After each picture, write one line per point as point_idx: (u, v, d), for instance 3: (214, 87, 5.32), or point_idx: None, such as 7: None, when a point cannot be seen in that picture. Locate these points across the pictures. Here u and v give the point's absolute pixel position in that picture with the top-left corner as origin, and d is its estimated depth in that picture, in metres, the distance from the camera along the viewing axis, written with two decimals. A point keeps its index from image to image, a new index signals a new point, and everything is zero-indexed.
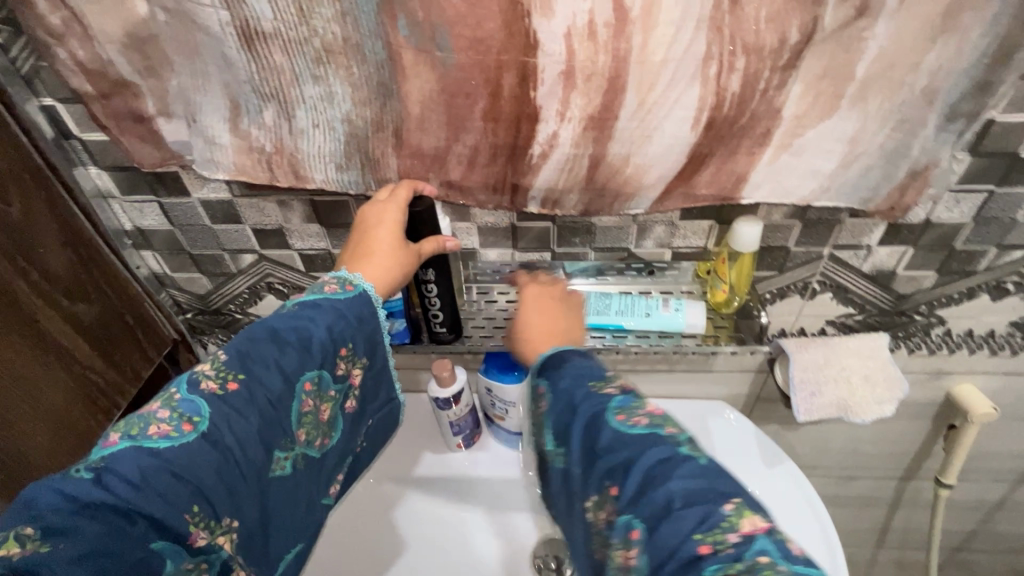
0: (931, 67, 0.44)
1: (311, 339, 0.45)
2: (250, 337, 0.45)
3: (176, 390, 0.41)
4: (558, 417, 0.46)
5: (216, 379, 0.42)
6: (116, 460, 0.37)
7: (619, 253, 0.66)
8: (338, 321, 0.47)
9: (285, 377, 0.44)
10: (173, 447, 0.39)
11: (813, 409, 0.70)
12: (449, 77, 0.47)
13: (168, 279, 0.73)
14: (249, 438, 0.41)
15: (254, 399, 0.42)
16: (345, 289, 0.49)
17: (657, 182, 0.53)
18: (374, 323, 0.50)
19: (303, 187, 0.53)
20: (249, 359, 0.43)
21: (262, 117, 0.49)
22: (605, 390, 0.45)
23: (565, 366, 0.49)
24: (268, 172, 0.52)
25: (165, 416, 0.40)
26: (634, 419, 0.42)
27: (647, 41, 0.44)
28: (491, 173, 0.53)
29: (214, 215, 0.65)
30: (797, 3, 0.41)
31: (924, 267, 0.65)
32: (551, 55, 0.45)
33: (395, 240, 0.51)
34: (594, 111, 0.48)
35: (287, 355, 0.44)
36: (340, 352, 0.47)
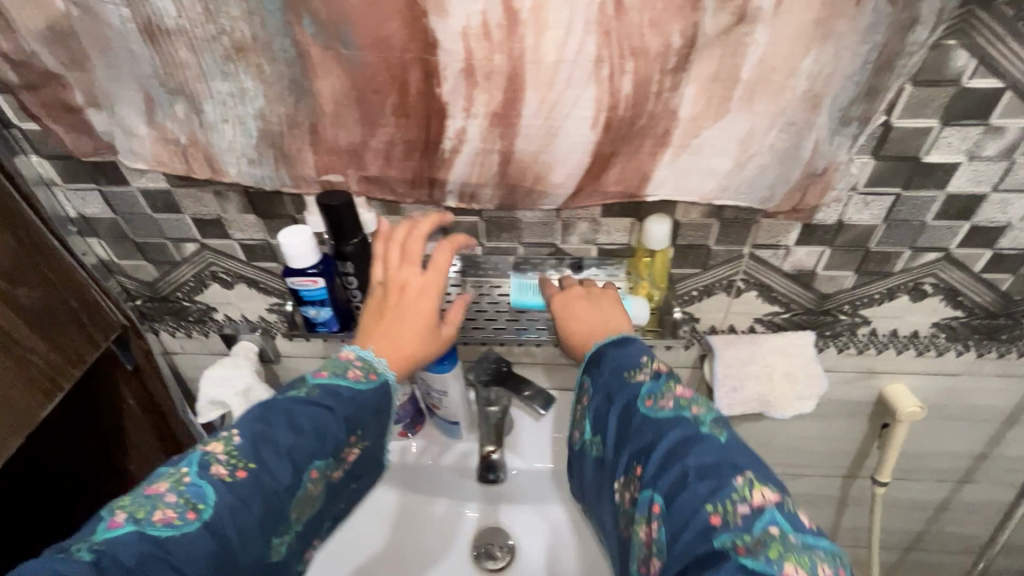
0: (809, 71, 0.46)
1: (327, 429, 0.48)
2: (265, 419, 0.47)
3: (186, 471, 0.45)
4: (597, 408, 0.52)
5: (227, 466, 0.45)
6: (118, 542, 0.40)
7: (546, 248, 0.68)
8: (355, 411, 0.50)
9: (294, 467, 0.46)
10: (173, 535, 0.42)
11: (735, 404, 0.74)
12: (356, 73, 0.49)
13: (116, 266, 0.75)
14: (248, 527, 0.44)
15: (258, 488, 0.45)
16: (367, 377, 0.51)
17: (565, 180, 0.55)
18: (386, 411, 0.53)
19: (220, 179, 0.55)
20: (264, 447, 0.46)
21: (175, 111, 0.50)
22: (638, 378, 0.51)
23: (603, 362, 0.54)
24: (186, 164, 0.54)
25: (172, 500, 0.43)
26: (661, 404, 0.48)
27: (539, 43, 0.46)
28: (408, 167, 0.55)
29: (155, 205, 0.67)
30: (677, 8, 0.43)
31: (843, 267, 0.67)
32: (451, 53, 0.47)
33: (429, 321, 0.54)
34: (497, 108, 0.50)
35: (298, 443, 0.46)
36: (352, 439, 0.50)
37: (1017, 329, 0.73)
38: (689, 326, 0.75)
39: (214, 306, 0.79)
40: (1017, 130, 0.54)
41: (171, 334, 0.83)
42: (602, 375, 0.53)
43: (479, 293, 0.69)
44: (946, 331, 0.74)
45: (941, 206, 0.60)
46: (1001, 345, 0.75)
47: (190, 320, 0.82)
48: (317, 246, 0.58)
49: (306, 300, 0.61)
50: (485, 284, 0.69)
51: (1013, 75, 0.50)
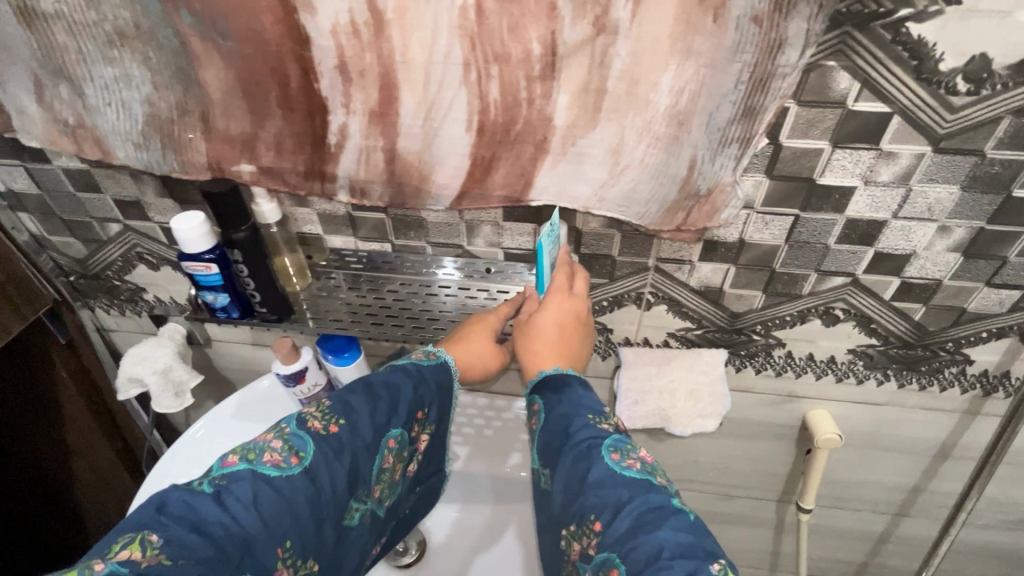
0: (670, 87, 0.46)
1: (401, 399, 0.53)
2: (350, 387, 0.52)
3: (285, 425, 0.48)
4: (548, 436, 0.53)
5: (322, 420, 0.48)
6: (234, 481, 0.44)
7: (454, 248, 0.68)
8: (422, 385, 0.55)
9: (378, 430, 0.50)
10: (280, 477, 0.45)
11: (636, 416, 0.78)
12: (237, 65, 0.50)
13: (48, 241, 0.77)
14: (340, 480, 0.47)
15: (350, 444, 0.49)
16: (429, 357, 0.58)
17: (449, 181, 0.55)
18: (447, 391, 0.59)
19: (111, 161, 0.57)
20: (352, 410, 0.50)
21: (61, 93, 0.53)
22: (602, 425, 0.52)
23: (564, 392, 0.56)
24: (76, 144, 0.57)
25: (277, 446, 0.46)
26: (628, 461, 0.49)
27: (407, 44, 0.46)
28: (299, 160, 0.56)
29: (76, 184, 0.69)
30: (534, 15, 0.43)
31: (750, 286, 0.66)
32: (324, 49, 0.48)
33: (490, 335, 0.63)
34: (374, 106, 0.50)
35: (382, 409, 0.51)
36: (417, 415, 0.55)
37: (935, 360, 0.71)
38: (603, 337, 0.74)
39: (143, 286, 0.81)
40: (910, 156, 0.53)
41: (104, 311, 0.85)
42: (559, 404, 0.55)
43: (387, 289, 0.70)
44: (863, 359, 0.72)
45: (842, 230, 0.59)
46: (921, 376, 0.73)
47: (122, 299, 0.83)
48: (210, 234, 0.59)
49: (204, 285, 0.63)
50: (394, 280, 0.70)
51: (900, 101, 0.49)
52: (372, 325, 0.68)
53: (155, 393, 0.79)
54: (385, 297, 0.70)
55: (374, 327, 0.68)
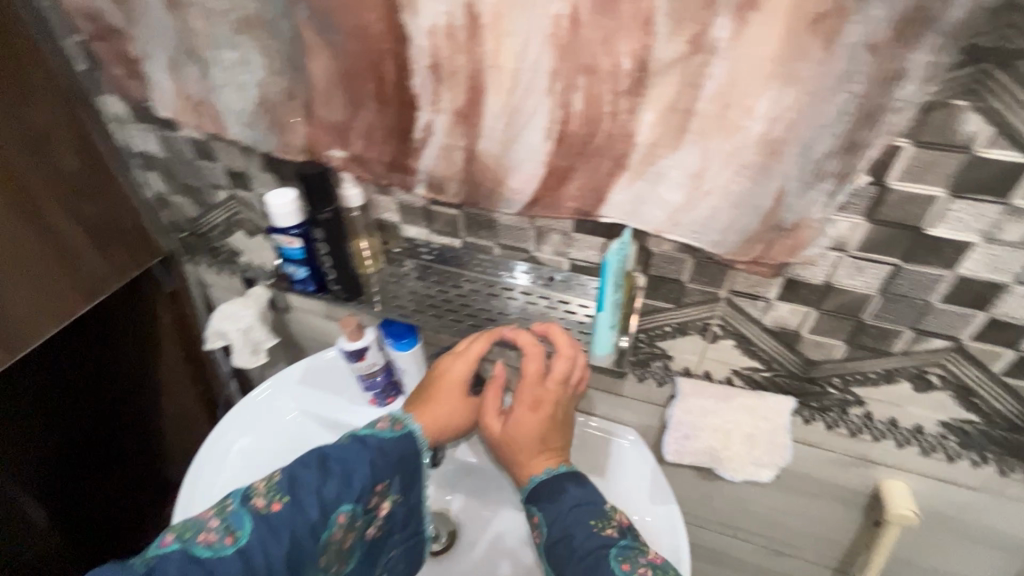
0: (766, 114, 0.43)
1: (352, 474, 0.58)
2: (303, 462, 0.58)
3: (231, 503, 0.56)
4: (556, 548, 0.57)
5: (264, 498, 0.55)
6: (167, 558, 0.51)
7: (520, 252, 0.68)
8: (379, 460, 0.59)
9: (323, 507, 0.56)
10: (211, 556, 0.51)
11: (683, 451, 0.74)
12: (341, 58, 0.53)
13: (167, 200, 0.86)
14: (280, 557, 0.53)
15: (292, 521, 0.54)
16: (393, 428, 0.62)
17: (523, 186, 0.56)
18: (408, 463, 0.62)
19: (226, 135, 0.64)
20: (297, 486, 0.56)
21: (192, 72, 0.59)
22: (607, 531, 0.56)
23: (562, 496, 0.59)
24: (200, 117, 0.64)
25: (216, 527, 0.54)
26: (635, 569, 0.52)
27: (498, 49, 0.47)
28: (385, 152, 0.59)
29: (195, 152, 0.76)
30: (628, 28, 0.42)
31: (832, 334, 0.61)
32: (420, 49, 0.49)
33: (460, 391, 0.65)
34: (460, 107, 0.52)
35: (328, 486, 0.56)
36: (375, 489, 0.59)
37: None
38: (662, 363, 0.72)
39: (239, 249, 0.88)
40: None
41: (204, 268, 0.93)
42: (562, 512, 0.58)
43: (449, 284, 0.72)
44: (957, 435, 0.64)
45: (950, 289, 0.53)
46: None
47: (220, 260, 0.91)
48: (298, 211, 0.63)
49: (287, 257, 0.68)
50: (457, 276, 0.72)
51: None
52: (432, 315, 0.70)
53: (235, 348, 0.86)
54: (446, 292, 0.71)
55: (433, 318, 0.70)
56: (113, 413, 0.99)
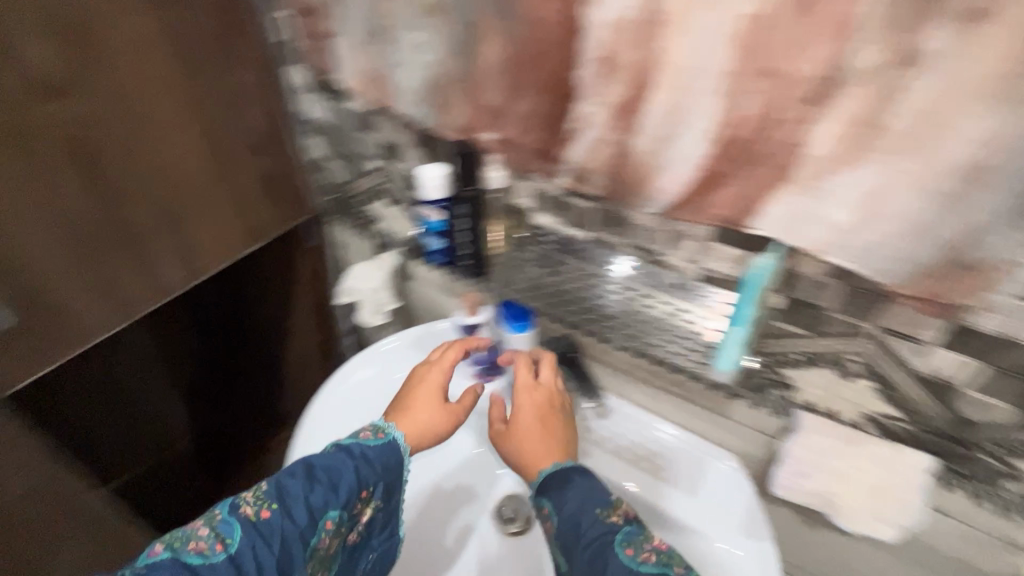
0: (974, 137, 0.39)
1: (340, 479, 0.54)
2: (289, 470, 0.54)
3: (219, 512, 0.51)
4: (563, 539, 0.51)
5: (253, 506, 0.51)
6: (155, 568, 0.46)
7: (647, 254, 0.67)
8: (365, 467, 0.55)
9: (312, 513, 0.52)
10: (204, 564, 0.47)
11: (795, 487, 0.67)
12: (514, 45, 0.56)
13: (321, 164, 0.94)
14: (269, 567, 0.48)
15: (281, 529, 0.50)
16: (376, 436, 0.58)
17: (671, 187, 0.55)
18: (393, 472, 0.58)
19: (394, 109, 0.70)
20: (285, 493, 0.52)
21: (376, 49, 0.65)
22: (612, 519, 0.51)
23: (569, 488, 0.54)
24: (374, 91, 0.70)
25: (201, 535, 0.49)
26: (642, 555, 0.47)
27: (676, 46, 0.47)
28: (538, 139, 0.61)
29: (354, 124, 0.83)
30: (826, 33, 0.40)
31: (1000, 396, 0.53)
32: (594, 42, 0.51)
33: (435, 394, 0.63)
34: (622, 102, 0.52)
35: (315, 492, 0.52)
36: (361, 495, 0.55)
37: None
38: (780, 391, 0.67)
39: (374, 217, 0.95)
40: None
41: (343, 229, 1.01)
42: (566, 502, 0.53)
43: (567, 275, 0.73)
44: None
45: None
46: None
47: (358, 225, 0.99)
48: (446, 187, 0.68)
49: (425, 228, 0.73)
50: (575, 269, 0.73)
51: None
52: (551, 303, 0.74)
53: (362, 306, 0.94)
54: (564, 281, 0.73)
55: (552, 305, 0.74)
56: (248, 342, 1.16)
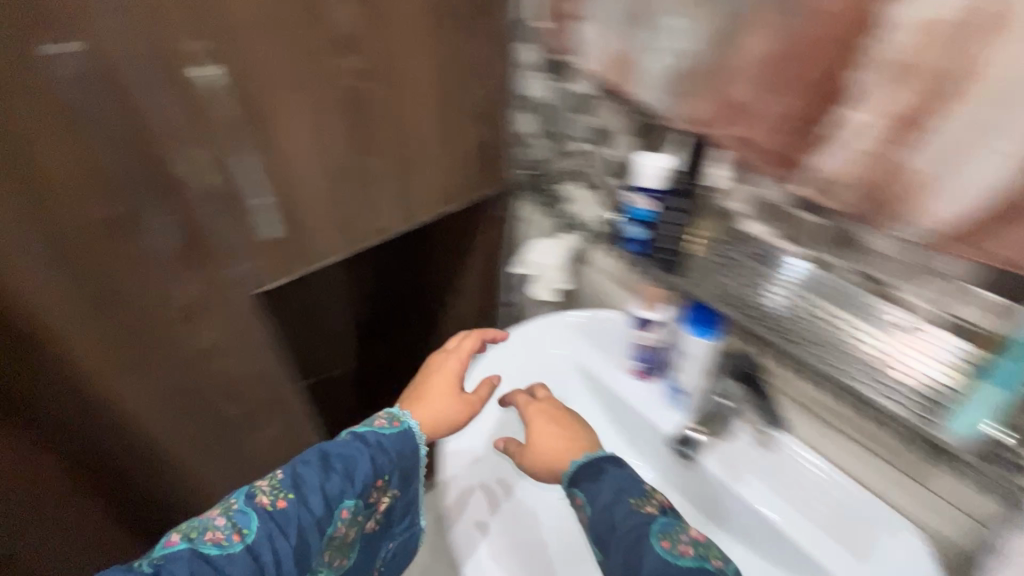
0: None
1: (354, 470, 0.64)
2: (305, 460, 0.63)
3: (235, 501, 0.61)
4: (598, 529, 0.57)
5: (269, 497, 0.61)
6: (172, 559, 0.55)
7: (870, 285, 0.61)
8: (379, 455, 0.66)
9: (327, 502, 0.61)
10: (221, 553, 0.56)
11: None
12: (786, 39, 0.53)
13: (527, 139, 0.98)
14: (287, 552, 0.58)
15: (297, 518, 0.60)
16: (391, 424, 0.69)
17: (943, 215, 0.48)
18: (405, 459, 0.68)
19: (629, 93, 0.70)
20: (301, 484, 0.61)
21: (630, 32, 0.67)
22: (647, 511, 0.57)
23: (602, 479, 0.60)
24: (612, 73, 0.71)
25: (221, 523, 0.59)
26: (679, 548, 0.54)
27: (1002, 54, 0.41)
28: (782, 142, 0.57)
29: (574, 105, 0.86)
30: None
31: None
32: (891, 42, 0.46)
33: (449, 386, 0.73)
34: (907, 111, 0.47)
35: (331, 480, 0.62)
36: (376, 483, 0.66)
37: None
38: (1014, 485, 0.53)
39: (567, 199, 0.97)
40: None
41: (531, 204, 1.06)
42: (601, 492, 0.59)
43: (767, 288, 0.70)
44: None
45: None
46: None
47: (547, 202, 1.02)
48: (663, 176, 0.69)
49: (628, 215, 0.74)
50: (775, 284, 0.69)
51: None
52: (746, 311, 0.69)
53: (536, 282, 0.98)
54: (764, 292, 0.69)
55: (747, 314, 0.69)
56: (417, 283, 1.30)
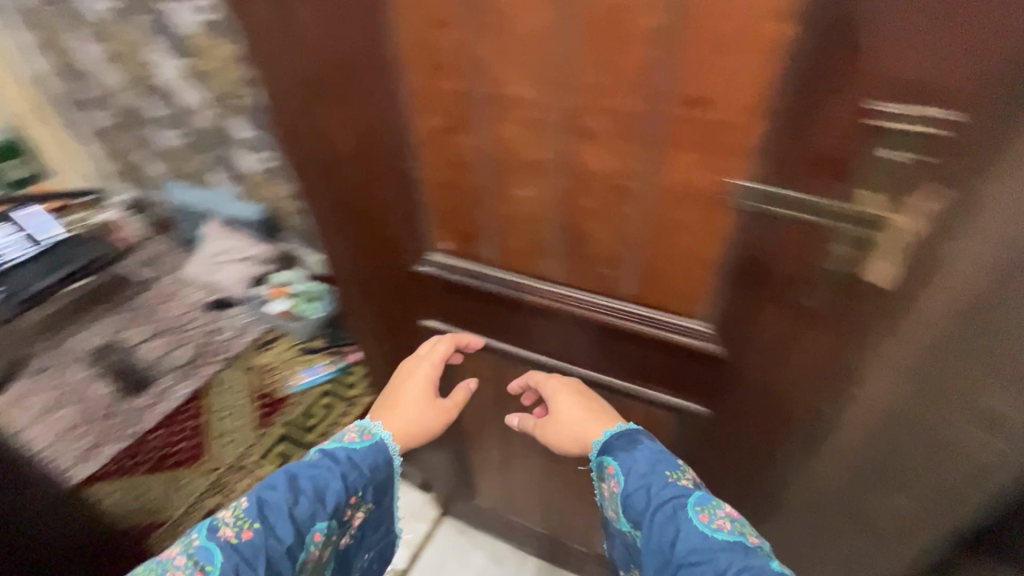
0: None
1: (324, 489, 0.71)
2: (274, 485, 0.69)
3: (196, 537, 0.65)
4: (634, 502, 0.70)
5: (233, 527, 0.65)
6: None
7: None
8: (350, 471, 0.74)
9: (297, 528, 0.67)
10: None
11: None
12: None
13: None
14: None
15: (263, 544, 0.65)
16: (363, 435, 0.80)
17: None
18: (378, 469, 0.78)
19: None
20: (266, 509, 0.67)
21: None
22: (682, 481, 0.70)
23: (637, 449, 0.74)
24: None
25: (181, 564, 0.62)
26: (716, 522, 0.64)
27: None
28: None
29: None
30: None
31: None
32: None
33: (422, 394, 0.89)
34: None
35: (301, 504, 0.68)
36: (349, 500, 0.74)
37: None
38: None
39: None
40: None
41: None
42: (636, 461, 0.73)
43: None
44: None
45: None
46: None
47: None
48: None
49: None
50: None
51: None
52: None
53: None
54: None
55: None
56: None
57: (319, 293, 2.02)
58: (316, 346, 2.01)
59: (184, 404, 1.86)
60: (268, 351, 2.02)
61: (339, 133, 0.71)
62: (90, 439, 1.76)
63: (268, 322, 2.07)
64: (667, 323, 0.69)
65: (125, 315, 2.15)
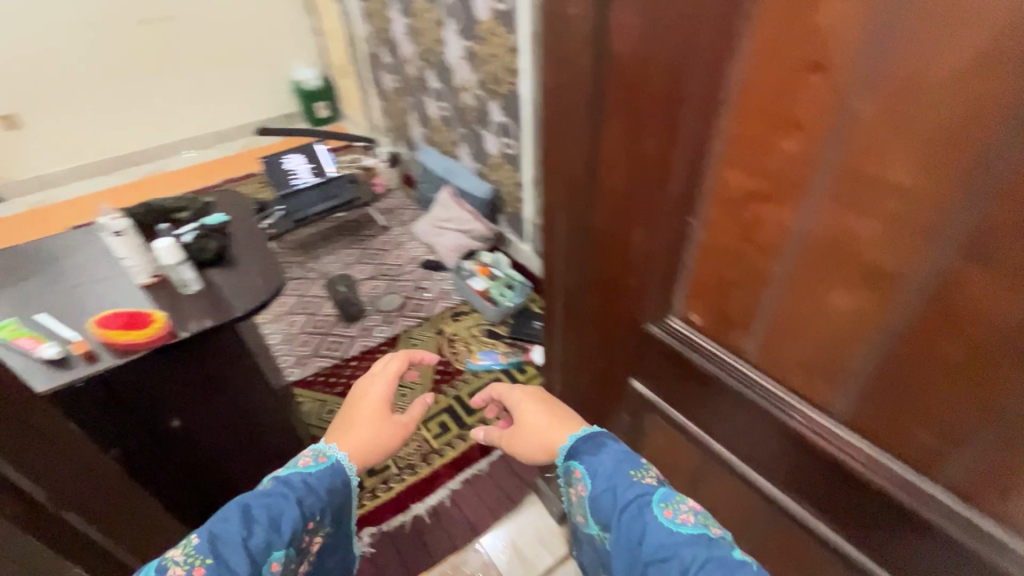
0: None
1: (281, 518, 0.68)
2: (226, 517, 0.66)
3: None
4: (601, 503, 0.68)
5: (183, 564, 0.62)
6: None
7: None
8: (307, 496, 0.72)
9: (252, 559, 0.64)
10: None
11: None
12: None
13: None
14: None
15: None
16: (316, 459, 0.78)
17: None
18: (336, 492, 0.76)
19: None
20: (219, 543, 0.64)
21: None
22: (647, 481, 0.67)
23: (602, 450, 0.71)
24: None
25: None
26: (681, 517, 0.62)
27: None
28: None
29: None
30: None
31: None
32: None
33: (378, 410, 0.85)
34: None
35: (256, 534, 0.65)
36: (309, 524, 0.71)
37: None
38: None
39: None
40: None
41: None
42: (600, 462, 0.70)
43: None
44: None
45: None
46: None
47: None
48: None
49: None
50: None
51: None
52: None
53: None
54: None
55: None
56: None
57: (520, 284, 2.16)
58: (498, 333, 2.08)
59: (381, 344, 2.06)
60: (455, 322, 2.14)
61: (620, 148, 0.62)
62: (308, 348, 2.06)
63: (464, 295, 2.20)
64: (883, 467, 0.57)
65: (360, 252, 2.49)
